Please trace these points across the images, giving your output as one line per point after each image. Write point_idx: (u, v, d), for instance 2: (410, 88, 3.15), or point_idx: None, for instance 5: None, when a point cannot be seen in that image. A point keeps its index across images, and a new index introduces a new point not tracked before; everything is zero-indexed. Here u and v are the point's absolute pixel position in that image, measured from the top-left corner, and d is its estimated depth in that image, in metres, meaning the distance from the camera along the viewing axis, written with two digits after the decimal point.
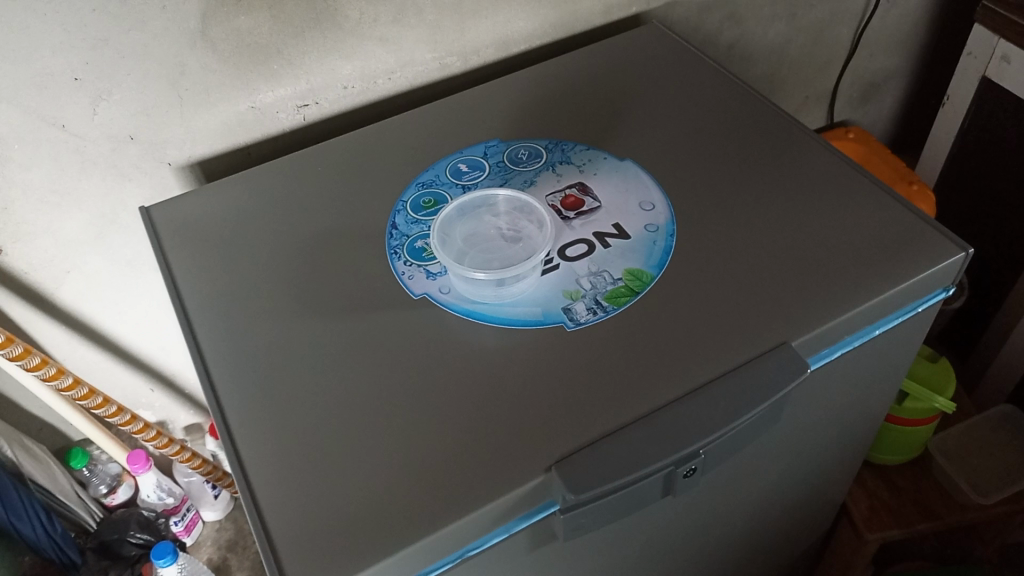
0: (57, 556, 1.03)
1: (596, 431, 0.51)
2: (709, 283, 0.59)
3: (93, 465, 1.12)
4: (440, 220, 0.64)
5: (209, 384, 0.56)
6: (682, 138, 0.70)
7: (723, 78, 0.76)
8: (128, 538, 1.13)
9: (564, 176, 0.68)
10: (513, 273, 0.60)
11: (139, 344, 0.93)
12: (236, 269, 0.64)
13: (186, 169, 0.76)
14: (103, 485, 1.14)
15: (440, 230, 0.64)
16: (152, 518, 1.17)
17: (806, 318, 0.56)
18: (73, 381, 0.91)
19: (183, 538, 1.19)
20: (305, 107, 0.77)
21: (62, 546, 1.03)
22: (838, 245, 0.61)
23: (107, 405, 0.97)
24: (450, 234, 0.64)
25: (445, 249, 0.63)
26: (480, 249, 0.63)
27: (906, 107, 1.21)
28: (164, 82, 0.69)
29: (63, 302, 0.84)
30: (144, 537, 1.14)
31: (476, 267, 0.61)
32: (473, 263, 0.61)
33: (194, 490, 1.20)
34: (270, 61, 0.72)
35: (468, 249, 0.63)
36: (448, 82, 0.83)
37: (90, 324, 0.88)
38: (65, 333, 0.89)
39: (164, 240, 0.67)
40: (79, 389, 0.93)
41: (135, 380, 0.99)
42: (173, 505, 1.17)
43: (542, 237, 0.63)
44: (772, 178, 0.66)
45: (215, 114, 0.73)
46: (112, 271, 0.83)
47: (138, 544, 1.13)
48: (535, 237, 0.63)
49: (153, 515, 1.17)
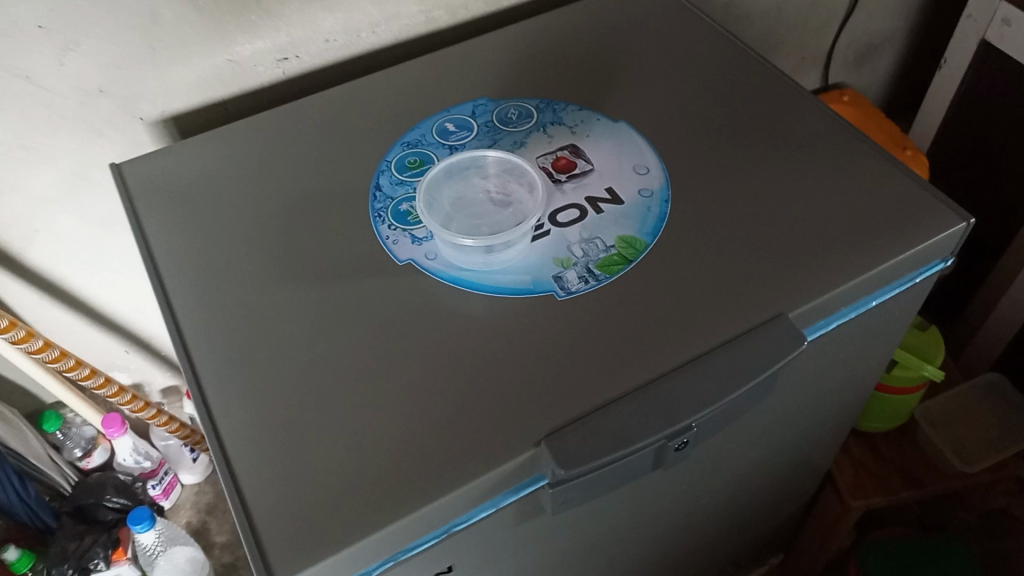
0: (29, 520, 1.04)
1: (587, 404, 0.50)
2: (705, 252, 0.57)
3: (67, 428, 1.10)
4: (426, 181, 0.62)
5: (185, 351, 0.54)
6: (678, 100, 0.68)
7: (720, 38, 0.74)
8: (105, 503, 1.11)
9: (556, 138, 0.65)
10: (504, 240, 0.58)
11: (114, 306, 0.91)
12: (213, 230, 0.62)
13: (160, 124, 0.73)
14: (78, 449, 1.12)
15: (426, 191, 0.61)
16: (129, 481, 1.15)
17: (803, 289, 0.55)
18: (43, 344, 0.88)
19: (161, 501, 1.17)
20: (285, 61, 0.74)
21: (35, 511, 1.04)
22: (836, 214, 0.59)
23: (80, 368, 0.94)
24: (437, 195, 0.61)
25: (433, 212, 0.60)
26: (468, 214, 0.60)
27: (901, 70, 1.19)
28: (136, 32, 0.66)
29: (34, 263, 0.81)
30: (121, 502, 1.12)
31: (465, 232, 0.59)
32: (462, 229, 0.59)
33: (172, 454, 1.19)
34: (248, 12, 0.68)
35: (456, 213, 0.60)
36: (435, 37, 0.79)
37: (61, 285, 0.85)
38: (35, 295, 0.86)
39: (137, 201, 0.64)
40: (51, 352, 0.90)
41: (110, 342, 0.96)
42: (150, 469, 1.15)
43: (534, 202, 0.60)
44: (770, 143, 0.64)
45: (190, 68, 0.70)
46: (85, 231, 0.80)
47: (114, 508, 1.12)
48: (527, 203, 0.61)
49: (130, 478, 1.15)
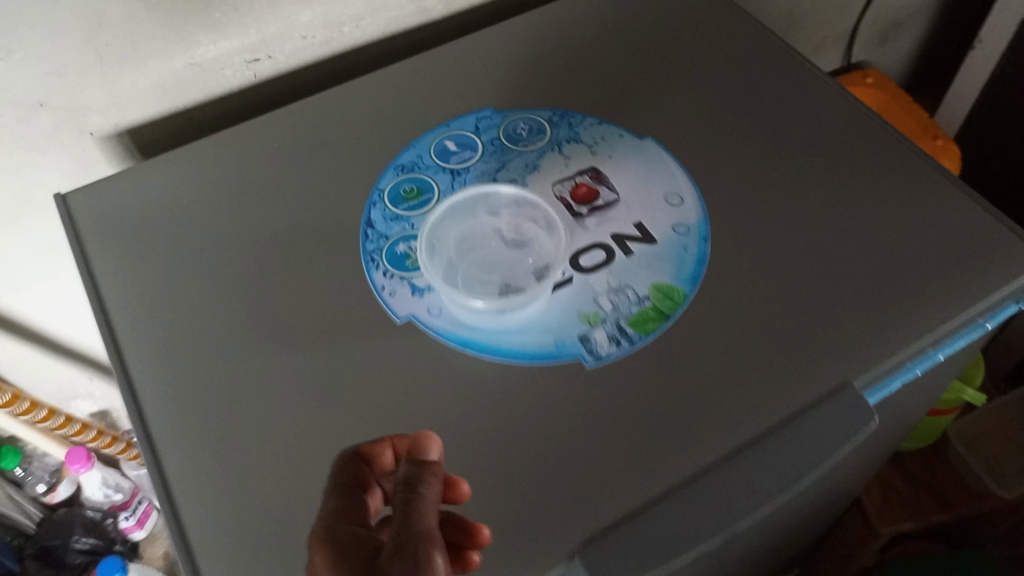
0: None
1: (626, 503, 0.42)
2: (755, 304, 0.49)
3: (27, 463, 1.00)
4: (425, 226, 0.53)
5: (146, 437, 0.46)
6: (712, 111, 0.59)
7: (755, 34, 0.64)
8: (73, 545, 1.02)
9: (573, 161, 0.56)
10: (521, 300, 0.50)
11: (72, 332, 0.81)
12: (177, 277, 0.53)
13: (112, 139, 0.63)
14: (41, 484, 1.02)
15: (426, 238, 0.53)
16: (99, 518, 1.07)
17: (870, 352, 0.47)
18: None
19: (135, 534, 1.09)
20: (256, 63, 0.63)
21: None
22: (902, 254, 0.51)
23: (35, 409, 0.87)
24: (439, 242, 0.53)
25: (436, 264, 0.52)
26: (477, 266, 0.52)
27: (926, 47, 1.10)
28: (80, 36, 0.55)
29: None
30: (90, 543, 1.04)
31: (474, 291, 0.50)
32: (471, 286, 0.51)
33: (146, 483, 1.09)
34: (211, 7, 0.58)
35: (463, 266, 0.52)
36: (426, 28, 0.69)
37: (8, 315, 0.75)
38: None
39: (85, 241, 0.55)
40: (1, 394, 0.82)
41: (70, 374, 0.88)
42: (121, 502, 1.06)
43: (554, 249, 0.52)
44: (822, 164, 0.56)
45: (146, 74, 0.60)
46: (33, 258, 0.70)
47: (83, 550, 1.03)
48: (546, 250, 0.52)
49: (99, 515, 1.07)
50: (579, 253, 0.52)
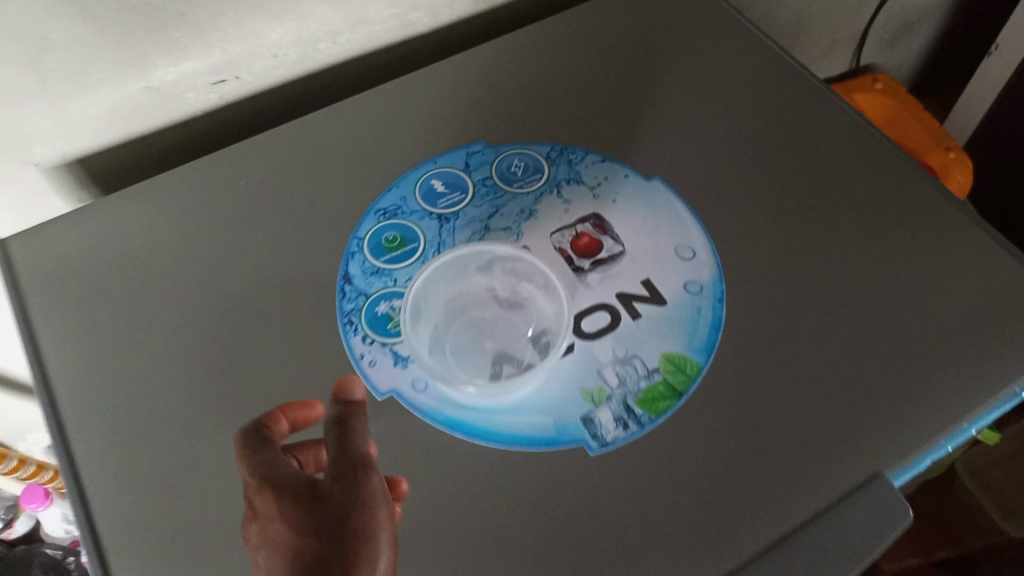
0: None
1: None
2: (773, 380, 0.44)
3: None
4: (409, 292, 0.48)
5: (94, 538, 0.41)
6: (725, 149, 0.54)
7: (771, 57, 0.59)
8: None
9: (572, 207, 0.51)
10: (517, 382, 0.45)
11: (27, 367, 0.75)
12: (130, 345, 0.48)
13: (62, 169, 0.56)
14: None
15: (411, 306, 0.48)
16: (60, 558, 0.95)
17: (900, 439, 0.43)
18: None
19: None
20: (221, 84, 0.57)
21: None
22: (934, 321, 0.46)
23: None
24: (426, 309, 0.48)
25: (422, 337, 0.47)
26: (468, 337, 0.47)
27: (938, 47, 1.04)
28: (18, 62, 0.48)
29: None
30: None
31: (465, 370, 0.46)
32: (461, 364, 0.46)
33: None
34: (169, 27, 0.51)
35: (453, 338, 0.47)
36: (411, 42, 0.63)
37: None
38: None
39: (29, 299, 0.50)
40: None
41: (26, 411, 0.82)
42: None
43: (552, 317, 0.47)
44: (846, 213, 0.51)
45: (96, 100, 0.53)
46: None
47: None
48: (544, 317, 0.47)
49: (60, 554, 0.96)
50: (581, 322, 0.47)
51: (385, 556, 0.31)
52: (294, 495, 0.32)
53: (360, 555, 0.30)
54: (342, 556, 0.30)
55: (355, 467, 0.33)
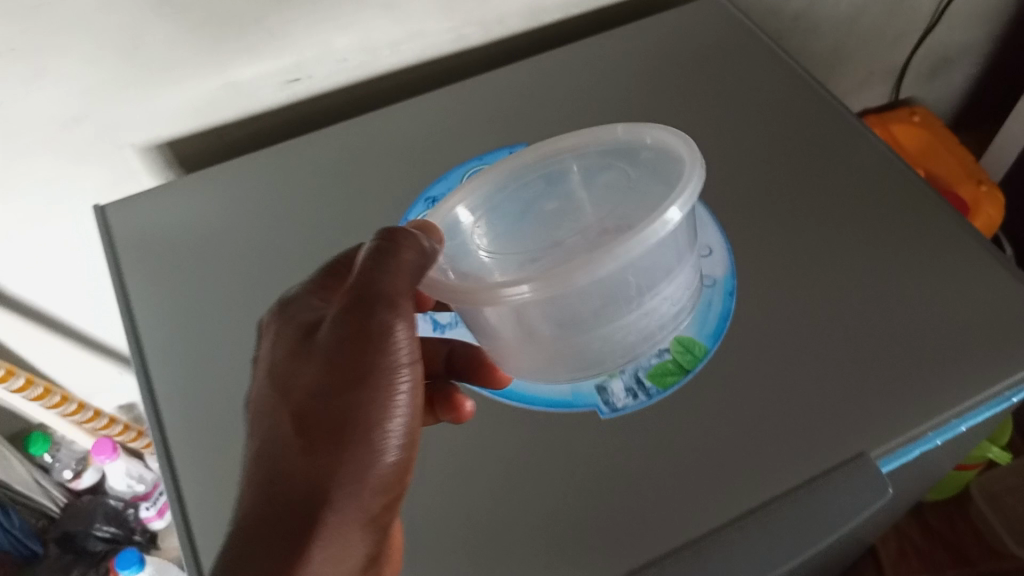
0: (14, 549, 0.81)
1: (633, 560, 0.43)
2: (773, 370, 0.49)
3: (55, 449, 0.86)
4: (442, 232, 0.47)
5: (169, 458, 0.47)
6: (743, 164, 0.59)
7: (793, 84, 0.64)
8: (93, 532, 0.85)
9: (661, 144, 0.44)
10: (593, 352, 0.44)
11: (118, 342, 0.79)
12: (207, 303, 0.55)
13: (152, 152, 0.63)
14: (68, 471, 0.87)
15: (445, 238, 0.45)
16: (120, 508, 0.89)
17: (886, 422, 0.46)
18: (26, 381, 0.73)
19: (154, 524, 0.90)
20: (293, 83, 0.63)
21: (22, 540, 0.81)
22: (931, 325, 0.50)
23: (64, 403, 0.79)
24: (477, 219, 0.49)
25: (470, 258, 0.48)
26: (545, 286, 0.36)
27: (976, 86, 1.07)
28: (118, 56, 0.55)
29: (1, 305, 0.69)
30: (112, 531, 0.86)
31: (538, 323, 0.40)
32: (530, 316, 0.40)
33: None
34: (251, 31, 0.57)
35: (530, 290, 0.36)
36: (466, 54, 0.69)
37: (51, 320, 0.73)
38: (23, 330, 0.72)
39: (121, 258, 0.57)
40: (32, 389, 0.74)
41: (100, 371, 0.82)
42: (144, 492, 0.89)
43: (644, 276, 0.40)
44: (851, 224, 0.55)
45: (182, 93, 0.59)
46: (62, 269, 0.68)
47: (104, 539, 0.86)
48: (636, 274, 0.39)
49: (121, 505, 0.89)
50: (665, 290, 0.41)
51: (394, 432, 0.36)
52: (307, 362, 0.36)
53: (343, 458, 0.35)
54: (332, 452, 0.35)
55: (362, 338, 0.35)
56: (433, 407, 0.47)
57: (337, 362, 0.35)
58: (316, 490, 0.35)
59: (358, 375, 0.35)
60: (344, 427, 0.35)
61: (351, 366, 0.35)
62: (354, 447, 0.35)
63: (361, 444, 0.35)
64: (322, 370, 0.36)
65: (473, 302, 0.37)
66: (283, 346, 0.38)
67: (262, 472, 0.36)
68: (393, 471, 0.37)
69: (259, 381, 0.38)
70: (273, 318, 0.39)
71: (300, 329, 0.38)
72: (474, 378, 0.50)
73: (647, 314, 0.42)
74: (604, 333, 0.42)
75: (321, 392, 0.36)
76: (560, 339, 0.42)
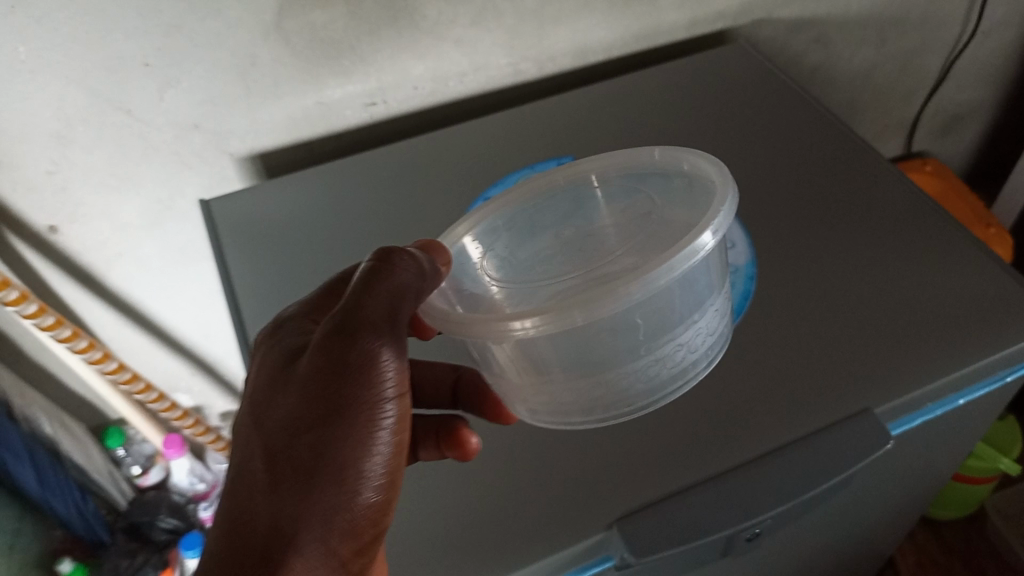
0: (85, 534, 0.90)
1: (662, 488, 0.49)
2: (791, 336, 0.56)
3: (128, 444, 0.94)
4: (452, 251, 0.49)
5: None
6: (765, 176, 0.67)
7: (809, 114, 0.73)
8: (157, 523, 0.96)
9: (696, 169, 0.45)
10: (599, 396, 0.44)
11: (198, 341, 0.87)
12: (294, 279, 0.63)
13: (247, 161, 0.73)
14: (137, 466, 0.95)
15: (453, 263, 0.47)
16: (182, 503, 0.99)
17: (890, 380, 0.52)
18: (118, 366, 0.81)
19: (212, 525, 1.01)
20: (372, 106, 0.73)
21: (92, 525, 0.90)
22: (931, 304, 0.56)
23: (148, 391, 0.85)
24: (494, 229, 0.52)
25: (479, 272, 0.50)
26: (556, 321, 0.37)
27: (987, 142, 1.15)
28: (233, 72, 0.65)
29: (103, 297, 0.78)
30: (173, 523, 0.97)
31: (547, 357, 0.41)
32: (541, 349, 0.41)
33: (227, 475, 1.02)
34: (342, 57, 0.68)
35: (540, 325, 0.37)
36: (520, 87, 0.79)
37: (142, 315, 0.82)
38: (117, 322, 0.81)
39: (223, 239, 0.67)
40: (122, 373, 0.82)
41: (180, 369, 0.90)
42: (204, 491, 0.99)
43: (655, 318, 0.41)
44: (860, 222, 0.63)
45: (282, 107, 0.70)
46: (159, 265, 0.77)
47: (166, 529, 0.97)
48: (646, 312, 0.40)
49: (183, 500, 0.99)
50: (678, 334, 0.42)
51: (370, 465, 0.38)
52: (286, 393, 0.38)
53: (314, 492, 0.37)
54: (304, 485, 0.37)
55: (341, 369, 0.37)
56: (439, 444, 0.50)
57: (315, 393, 0.37)
58: (280, 524, 0.37)
59: (335, 407, 0.37)
60: (316, 460, 0.37)
61: (322, 399, 0.37)
62: (321, 482, 0.37)
63: (333, 477, 0.37)
64: (296, 400, 0.37)
65: (483, 334, 0.38)
66: (266, 376, 0.40)
67: (234, 506, 0.38)
68: (366, 503, 0.38)
69: (243, 410, 0.41)
70: (264, 346, 0.42)
71: (283, 359, 0.40)
72: (482, 412, 0.53)
73: (657, 360, 0.43)
74: (610, 375, 0.43)
75: (293, 426, 0.37)
76: (568, 378, 0.43)
